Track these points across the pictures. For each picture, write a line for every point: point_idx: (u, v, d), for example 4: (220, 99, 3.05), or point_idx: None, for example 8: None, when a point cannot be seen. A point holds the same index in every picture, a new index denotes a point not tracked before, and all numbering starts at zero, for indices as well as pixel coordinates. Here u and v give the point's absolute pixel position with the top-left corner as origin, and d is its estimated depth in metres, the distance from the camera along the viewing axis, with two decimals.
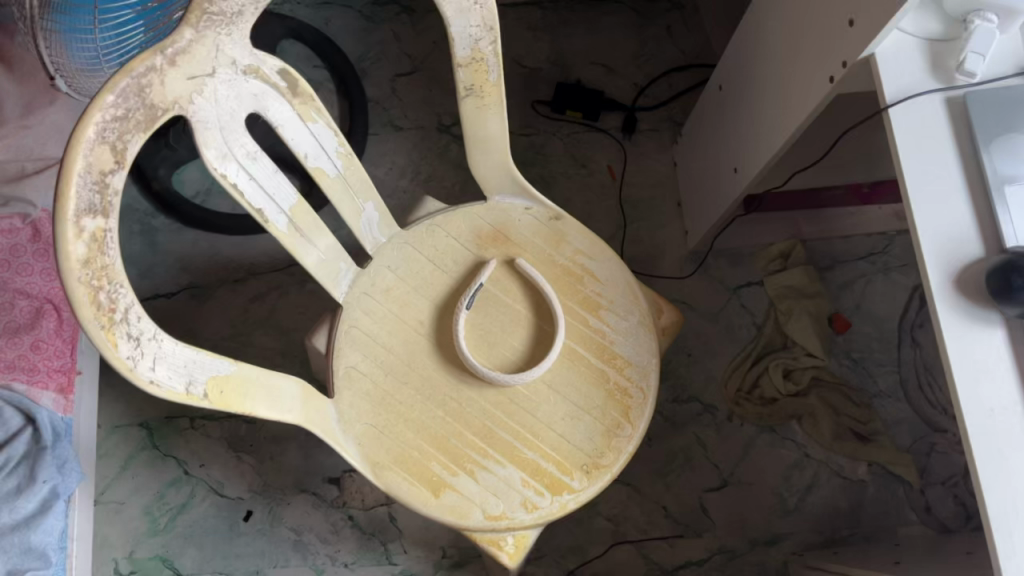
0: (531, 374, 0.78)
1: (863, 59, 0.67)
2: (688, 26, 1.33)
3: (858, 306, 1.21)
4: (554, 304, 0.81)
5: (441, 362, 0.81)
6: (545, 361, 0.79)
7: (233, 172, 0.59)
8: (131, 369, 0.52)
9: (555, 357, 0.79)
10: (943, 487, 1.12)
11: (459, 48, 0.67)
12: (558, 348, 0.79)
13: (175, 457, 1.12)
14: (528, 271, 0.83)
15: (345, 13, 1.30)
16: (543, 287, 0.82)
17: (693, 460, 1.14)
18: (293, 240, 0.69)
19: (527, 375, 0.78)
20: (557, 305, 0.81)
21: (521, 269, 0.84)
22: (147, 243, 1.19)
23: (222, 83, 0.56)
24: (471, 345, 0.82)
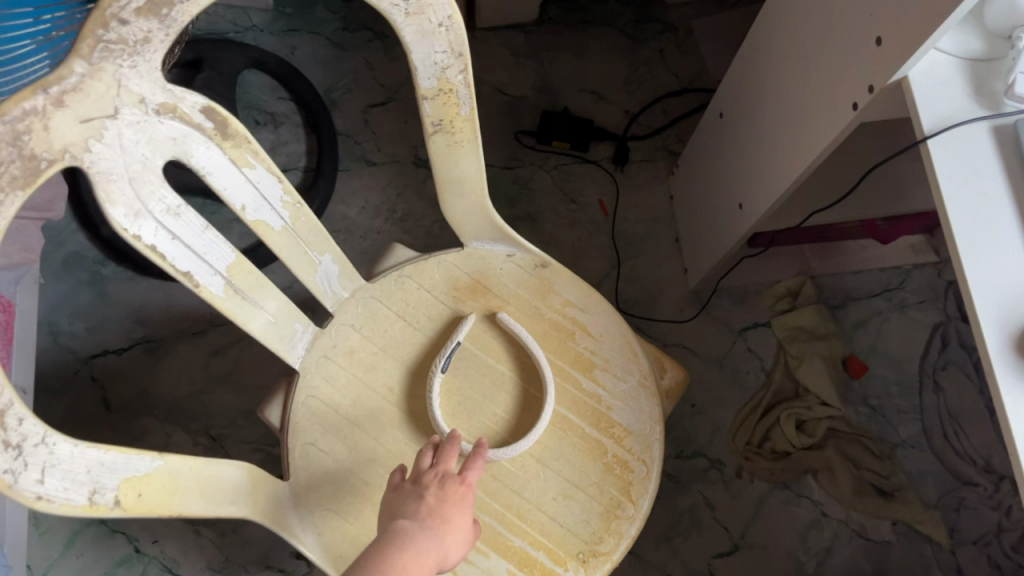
0: (518, 447, 0.68)
1: (895, 83, 0.57)
2: (682, 49, 1.24)
3: (874, 348, 1.11)
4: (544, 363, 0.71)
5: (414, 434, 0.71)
6: (533, 432, 0.68)
7: (149, 232, 0.49)
8: (7, 487, 0.43)
9: (543, 427, 0.69)
10: (975, 547, 1.00)
11: (424, 79, 0.57)
12: (548, 416, 0.69)
13: (126, 532, 1.01)
14: (512, 327, 0.73)
15: (312, 40, 1.20)
16: (530, 344, 0.72)
17: (700, 522, 1.03)
18: (232, 304, 0.59)
19: (513, 447, 0.68)
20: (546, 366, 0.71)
21: (504, 324, 0.73)
22: (96, 295, 1.08)
23: (129, 126, 0.45)
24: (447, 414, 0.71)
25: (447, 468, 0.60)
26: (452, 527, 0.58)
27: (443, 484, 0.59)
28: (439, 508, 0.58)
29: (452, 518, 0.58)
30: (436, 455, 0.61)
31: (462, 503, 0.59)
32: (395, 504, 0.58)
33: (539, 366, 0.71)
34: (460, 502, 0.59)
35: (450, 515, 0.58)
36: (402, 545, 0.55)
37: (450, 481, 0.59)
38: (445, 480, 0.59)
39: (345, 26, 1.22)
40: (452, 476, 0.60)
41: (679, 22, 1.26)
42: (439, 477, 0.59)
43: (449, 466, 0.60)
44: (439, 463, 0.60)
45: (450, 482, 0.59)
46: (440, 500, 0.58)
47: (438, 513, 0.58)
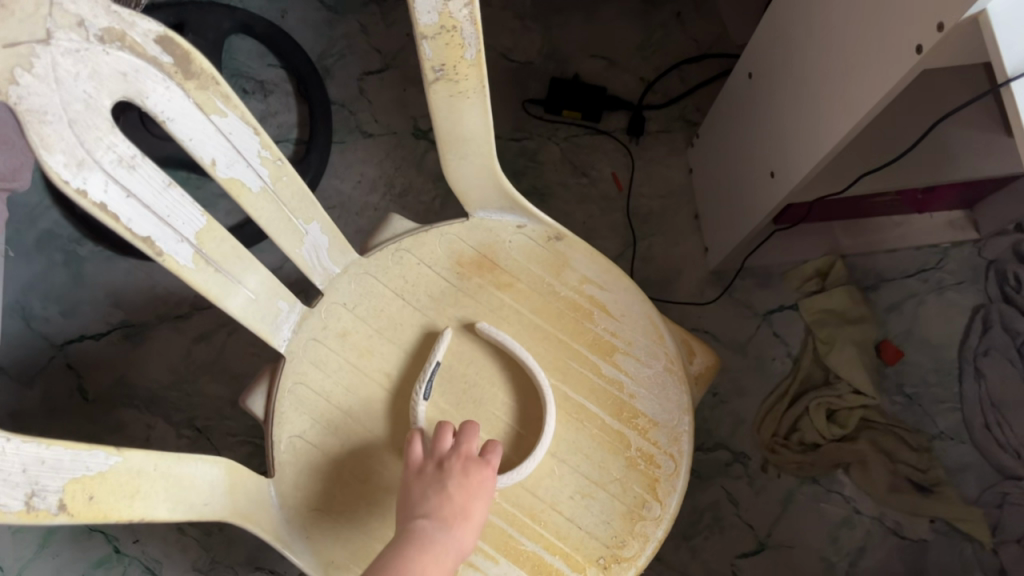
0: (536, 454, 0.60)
1: (971, 18, 0.49)
2: (701, 12, 1.15)
3: (910, 332, 1.03)
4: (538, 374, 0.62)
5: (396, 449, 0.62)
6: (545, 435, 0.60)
7: (98, 187, 0.42)
8: None
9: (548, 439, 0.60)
10: (1020, 546, 0.92)
11: (422, 15, 0.49)
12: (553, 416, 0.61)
13: (104, 531, 0.93)
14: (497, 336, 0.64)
15: (304, 2, 1.12)
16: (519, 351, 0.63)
17: (723, 521, 0.96)
18: (204, 277, 0.51)
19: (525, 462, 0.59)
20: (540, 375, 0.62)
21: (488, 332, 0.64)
22: (72, 275, 1.00)
23: (65, 55, 0.37)
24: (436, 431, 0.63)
25: (471, 454, 0.55)
26: (473, 521, 0.53)
27: (466, 472, 0.54)
28: (464, 500, 0.53)
29: (474, 511, 0.53)
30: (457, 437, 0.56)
31: (484, 492, 0.55)
32: (413, 492, 0.54)
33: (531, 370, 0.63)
34: (484, 493, 0.54)
35: (472, 510, 0.53)
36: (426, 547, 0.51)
37: (475, 468, 0.55)
38: (470, 467, 0.55)
39: None
40: (475, 461, 0.55)
41: None
42: (462, 463, 0.55)
43: (472, 451, 0.56)
44: (463, 447, 0.55)
45: (475, 469, 0.55)
46: (465, 490, 0.54)
47: (461, 506, 0.53)
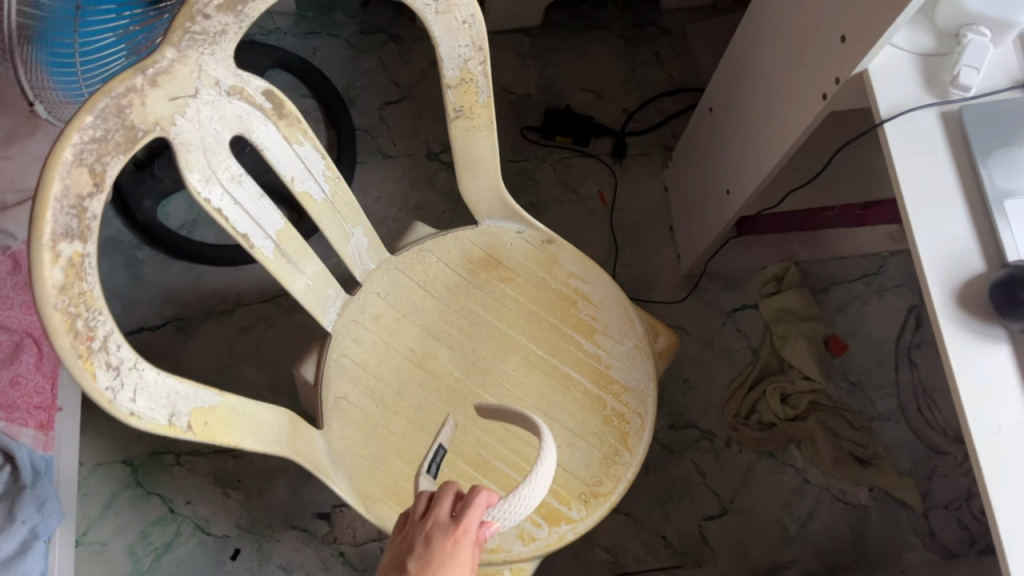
0: (530, 503, 0.58)
1: (857, 74, 0.65)
2: (677, 51, 1.33)
3: (856, 329, 1.20)
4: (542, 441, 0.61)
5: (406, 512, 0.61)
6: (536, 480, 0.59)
7: (216, 196, 0.58)
8: (109, 402, 0.50)
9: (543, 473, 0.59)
10: (946, 511, 1.09)
11: (448, 69, 0.65)
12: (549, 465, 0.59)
13: (161, 494, 1.09)
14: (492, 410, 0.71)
15: (332, 42, 1.29)
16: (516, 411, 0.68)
17: (692, 489, 1.12)
18: (280, 266, 0.67)
19: (526, 505, 0.58)
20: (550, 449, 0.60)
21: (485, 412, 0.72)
22: (131, 276, 1.17)
23: (205, 104, 0.54)
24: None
25: (436, 519, 0.53)
26: None
27: (429, 539, 0.51)
28: (422, 565, 0.50)
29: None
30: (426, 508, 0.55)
31: (453, 556, 0.51)
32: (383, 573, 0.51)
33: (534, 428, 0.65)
34: (451, 556, 0.51)
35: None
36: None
37: (438, 532, 0.52)
38: (433, 534, 0.52)
39: (362, 29, 1.30)
40: (443, 526, 0.52)
41: (675, 26, 1.34)
42: (426, 531, 0.52)
43: (438, 516, 0.53)
44: (429, 515, 0.54)
45: (437, 535, 0.52)
46: (425, 556, 0.50)
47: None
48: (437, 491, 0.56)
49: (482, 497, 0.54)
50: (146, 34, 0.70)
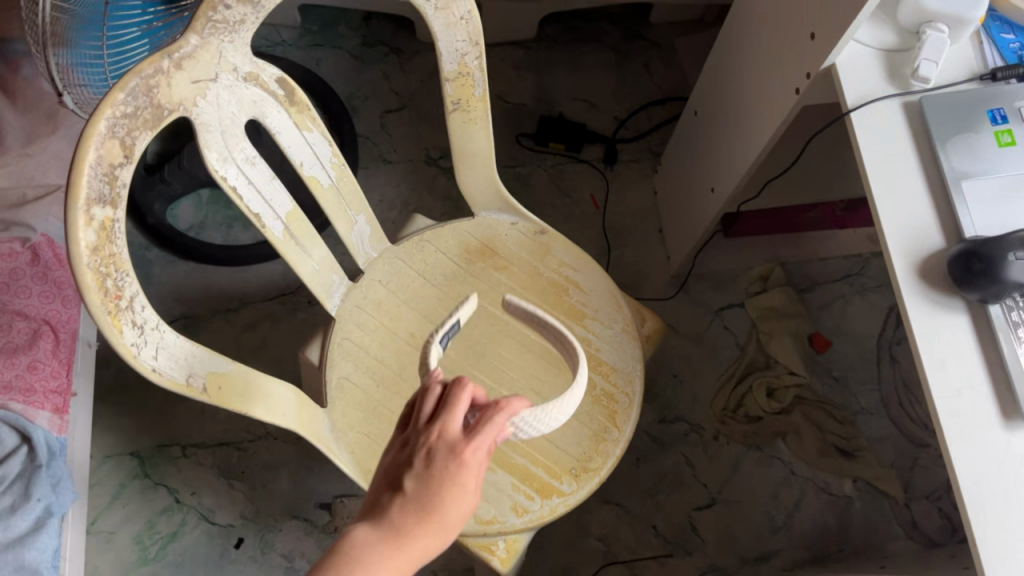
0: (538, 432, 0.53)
1: (826, 69, 0.70)
2: (666, 63, 1.39)
3: (838, 327, 1.24)
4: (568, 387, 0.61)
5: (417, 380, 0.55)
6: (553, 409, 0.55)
7: (232, 175, 0.63)
8: (134, 356, 0.55)
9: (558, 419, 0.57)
10: (928, 501, 1.13)
11: (447, 63, 0.70)
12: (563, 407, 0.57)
13: (167, 486, 1.12)
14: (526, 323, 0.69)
15: (335, 54, 1.35)
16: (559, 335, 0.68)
17: (682, 481, 1.15)
18: (289, 247, 0.71)
19: (555, 422, 0.56)
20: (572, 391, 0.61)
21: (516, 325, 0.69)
22: (141, 276, 1.21)
23: (224, 89, 0.60)
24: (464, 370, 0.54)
25: (445, 432, 0.47)
26: (437, 517, 0.45)
27: (431, 461, 0.46)
28: (421, 491, 0.46)
29: (443, 502, 0.45)
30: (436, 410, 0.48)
31: (456, 487, 0.46)
32: (382, 480, 0.47)
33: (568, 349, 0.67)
34: (453, 486, 0.46)
35: (434, 505, 0.45)
36: (360, 549, 0.44)
37: (444, 454, 0.46)
38: (437, 452, 0.46)
39: (364, 42, 1.36)
40: (448, 448, 0.46)
41: (663, 40, 1.40)
42: (429, 451, 0.46)
43: (448, 428, 0.47)
44: (435, 422, 0.47)
45: (443, 454, 0.46)
46: (425, 478, 0.46)
47: (422, 501, 0.45)
48: (451, 392, 0.48)
49: (501, 415, 0.48)
50: (167, 31, 0.75)
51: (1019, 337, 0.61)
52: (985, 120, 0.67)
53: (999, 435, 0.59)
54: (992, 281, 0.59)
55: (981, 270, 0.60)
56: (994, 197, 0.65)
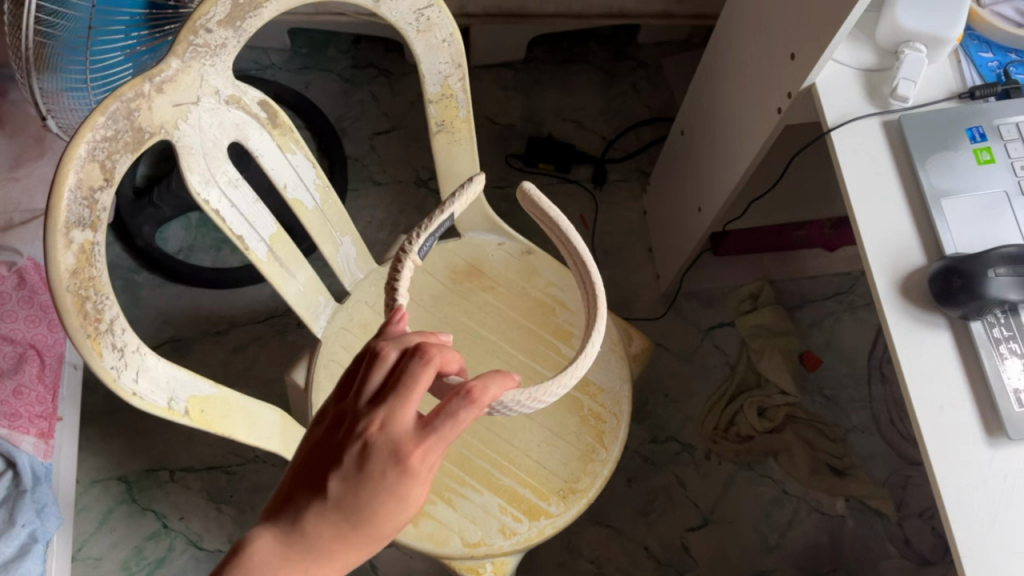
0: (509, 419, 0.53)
1: (806, 88, 0.71)
2: (654, 83, 1.40)
3: (828, 344, 1.24)
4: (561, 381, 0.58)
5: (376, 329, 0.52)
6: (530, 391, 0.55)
7: (215, 197, 0.63)
8: (114, 379, 0.55)
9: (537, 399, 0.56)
10: (920, 519, 1.12)
11: (430, 85, 0.70)
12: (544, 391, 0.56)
13: (155, 510, 1.11)
14: (545, 203, 0.64)
15: (324, 77, 1.35)
16: (582, 255, 0.65)
17: (674, 501, 1.15)
18: (273, 270, 0.71)
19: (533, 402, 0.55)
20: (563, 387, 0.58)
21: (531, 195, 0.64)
22: (130, 299, 1.21)
23: (206, 111, 0.61)
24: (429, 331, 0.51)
25: (389, 428, 0.45)
26: (367, 526, 0.44)
27: (371, 463, 0.45)
28: (350, 495, 0.45)
29: (374, 510, 0.44)
30: (385, 394, 0.46)
31: (393, 494, 0.44)
32: (315, 469, 0.46)
33: (586, 277, 0.64)
34: (390, 495, 0.44)
35: (366, 514, 0.44)
36: (264, 555, 0.44)
37: (383, 454, 0.45)
38: (378, 450, 0.45)
39: (354, 64, 1.37)
40: (392, 450, 0.45)
41: (651, 60, 1.41)
42: (370, 450, 0.45)
43: (393, 423, 0.45)
44: (381, 412, 0.45)
45: (384, 454, 0.45)
46: (358, 479, 0.45)
47: (352, 508, 0.44)
48: (406, 375, 0.46)
49: (461, 412, 0.46)
50: (151, 55, 0.76)
51: (1000, 353, 0.61)
52: (964, 138, 0.67)
53: (982, 452, 0.59)
54: (973, 297, 0.59)
55: (962, 287, 0.60)
56: (974, 214, 0.65)
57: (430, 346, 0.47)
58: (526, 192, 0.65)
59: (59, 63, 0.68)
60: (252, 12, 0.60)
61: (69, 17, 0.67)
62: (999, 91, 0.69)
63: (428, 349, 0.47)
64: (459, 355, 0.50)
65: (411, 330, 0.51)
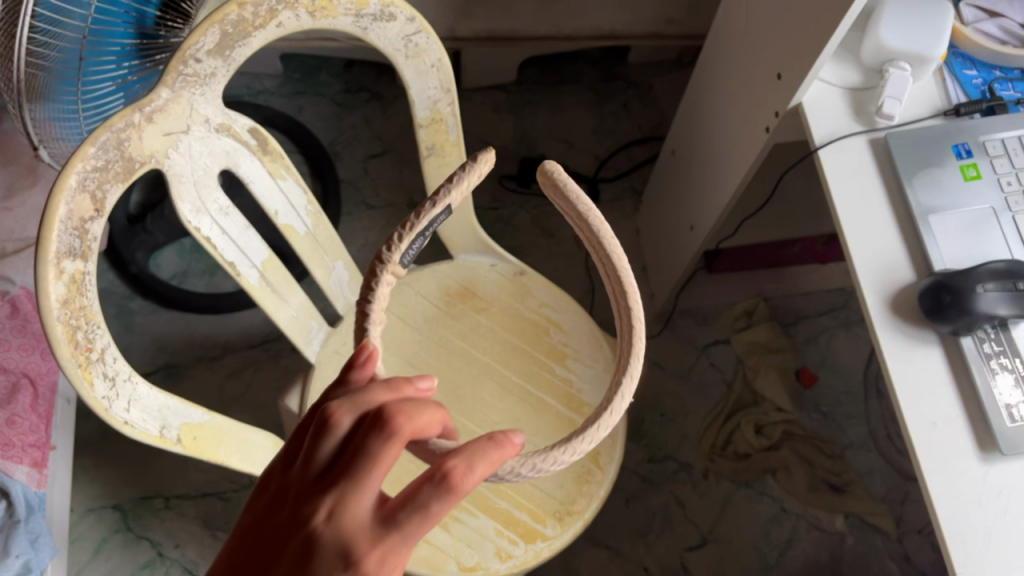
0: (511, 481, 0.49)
1: (793, 108, 0.71)
2: (645, 103, 1.41)
3: (824, 360, 1.25)
4: (574, 447, 0.51)
5: (341, 371, 0.50)
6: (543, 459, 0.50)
7: (206, 225, 0.64)
8: (105, 409, 0.55)
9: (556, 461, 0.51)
10: (920, 535, 1.12)
11: (419, 109, 0.71)
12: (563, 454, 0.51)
13: (150, 538, 1.11)
14: (573, 188, 0.54)
15: (317, 101, 1.36)
16: (620, 268, 0.55)
17: (672, 520, 1.14)
18: (265, 296, 0.71)
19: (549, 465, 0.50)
20: (577, 454, 0.51)
21: (555, 179, 0.54)
22: (123, 325, 1.21)
23: (196, 140, 0.62)
24: (401, 386, 0.48)
25: (340, 521, 0.43)
26: None
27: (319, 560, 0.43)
28: None
29: None
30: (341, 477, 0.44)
31: None
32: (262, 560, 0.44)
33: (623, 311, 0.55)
34: None
35: None
36: None
37: (333, 551, 0.42)
38: (326, 547, 0.43)
39: (346, 88, 1.38)
40: (343, 549, 0.42)
41: (642, 79, 1.43)
42: (318, 546, 0.43)
43: (346, 515, 0.43)
44: (334, 501, 0.43)
45: (332, 553, 0.42)
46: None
47: None
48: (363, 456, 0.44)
49: (428, 505, 0.42)
50: (141, 84, 0.77)
51: (991, 368, 0.61)
52: (950, 154, 0.67)
53: (976, 468, 0.59)
54: (962, 312, 0.59)
55: (951, 303, 0.60)
56: (961, 230, 0.65)
57: (396, 416, 0.44)
58: (549, 174, 0.54)
59: (50, 96, 0.69)
60: (241, 41, 0.60)
61: (59, 49, 0.67)
62: (984, 108, 0.70)
63: (392, 423, 0.44)
64: (440, 413, 0.47)
65: (380, 387, 0.47)
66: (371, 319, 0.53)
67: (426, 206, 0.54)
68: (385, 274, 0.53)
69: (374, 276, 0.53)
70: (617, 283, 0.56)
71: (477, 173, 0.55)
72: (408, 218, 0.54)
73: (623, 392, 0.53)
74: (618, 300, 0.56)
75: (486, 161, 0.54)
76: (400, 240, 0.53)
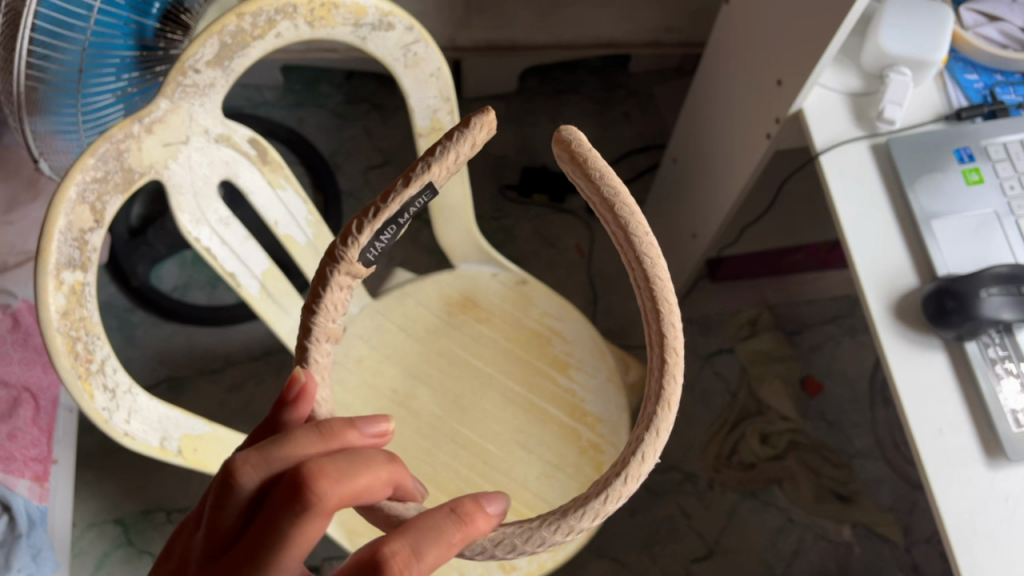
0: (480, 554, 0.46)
1: (794, 113, 0.71)
2: (645, 112, 1.41)
3: (829, 368, 1.24)
4: (571, 525, 0.45)
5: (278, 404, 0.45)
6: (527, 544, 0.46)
7: (206, 236, 0.64)
8: (105, 421, 0.55)
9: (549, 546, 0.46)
10: (928, 545, 1.11)
11: (419, 118, 0.70)
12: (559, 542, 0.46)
13: (152, 553, 1.10)
14: (597, 164, 0.48)
15: (317, 113, 1.37)
16: (652, 269, 0.49)
17: (678, 532, 1.13)
18: (266, 307, 0.71)
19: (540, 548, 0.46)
20: (572, 534, 0.46)
21: (573, 150, 0.48)
22: (124, 338, 1.20)
23: (196, 151, 0.62)
24: (338, 432, 0.41)
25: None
26: None
27: None
28: None
29: None
30: (255, 549, 0.39)
31: None
32: None
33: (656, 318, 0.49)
34: None
35: None
36: None
37: None
38: None
39: (346, 99, 1.38)
40: None
41: (642, 88, 1.43)
42: None
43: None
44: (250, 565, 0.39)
45: None
46: None
47: None
48: (277, 529, 0.39)
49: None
50: (141, 96, 0.77)
51: (997, 374, 0.60)
52: (952, 159, 0.67)
53: (983, 474, 0.58)
54: (966, 317, 0.59)
55: (954, 309, 0.59)
56: (965, 234, 0.65)
57: (318, 486, 0.38)
58: (565, 141, 0.49)
59: (48, 109, 0.69)
60: (240, 51, 0.60)
61: (59, 65, 0.67)
62: (985, 112, 0.69)
63: (312, 496, 0.38)
64: (385, 470, 0.40)
65: (310, 431, 0.41)
66: (315, 333, 0.47)
67: (398, 185, 0.48)
68: (337, 275, 0.47)
69: (325, 279, 0.47)
70: (649, 296, 0.50)
71: (468, 141, 0.47)
72: (374, 202, 0.48)
73: (644, 454, 0.46)
74: (650, 318, 0.50)
75: (481, 126, 0.47)
76: (361, 233, 0.47)
